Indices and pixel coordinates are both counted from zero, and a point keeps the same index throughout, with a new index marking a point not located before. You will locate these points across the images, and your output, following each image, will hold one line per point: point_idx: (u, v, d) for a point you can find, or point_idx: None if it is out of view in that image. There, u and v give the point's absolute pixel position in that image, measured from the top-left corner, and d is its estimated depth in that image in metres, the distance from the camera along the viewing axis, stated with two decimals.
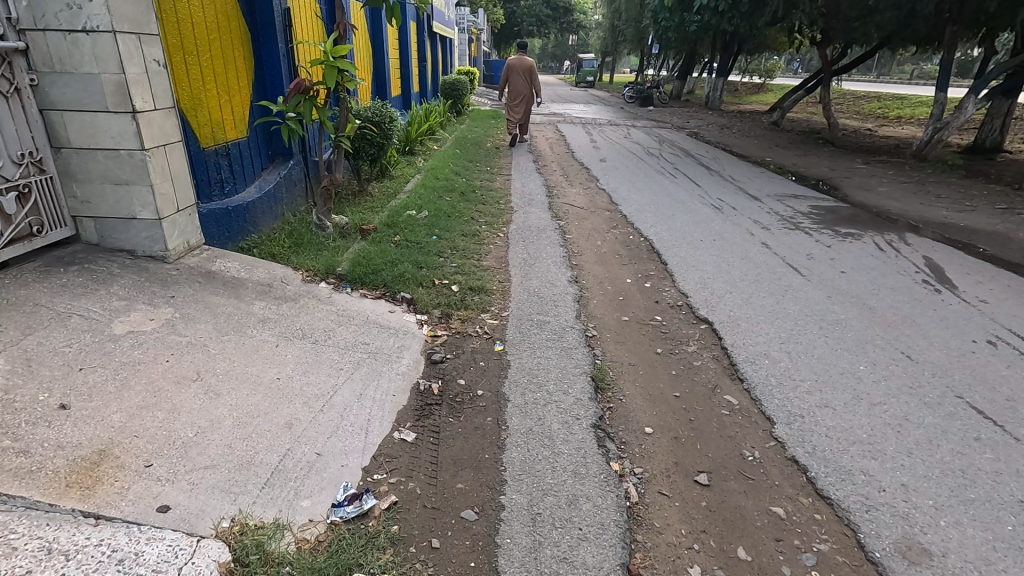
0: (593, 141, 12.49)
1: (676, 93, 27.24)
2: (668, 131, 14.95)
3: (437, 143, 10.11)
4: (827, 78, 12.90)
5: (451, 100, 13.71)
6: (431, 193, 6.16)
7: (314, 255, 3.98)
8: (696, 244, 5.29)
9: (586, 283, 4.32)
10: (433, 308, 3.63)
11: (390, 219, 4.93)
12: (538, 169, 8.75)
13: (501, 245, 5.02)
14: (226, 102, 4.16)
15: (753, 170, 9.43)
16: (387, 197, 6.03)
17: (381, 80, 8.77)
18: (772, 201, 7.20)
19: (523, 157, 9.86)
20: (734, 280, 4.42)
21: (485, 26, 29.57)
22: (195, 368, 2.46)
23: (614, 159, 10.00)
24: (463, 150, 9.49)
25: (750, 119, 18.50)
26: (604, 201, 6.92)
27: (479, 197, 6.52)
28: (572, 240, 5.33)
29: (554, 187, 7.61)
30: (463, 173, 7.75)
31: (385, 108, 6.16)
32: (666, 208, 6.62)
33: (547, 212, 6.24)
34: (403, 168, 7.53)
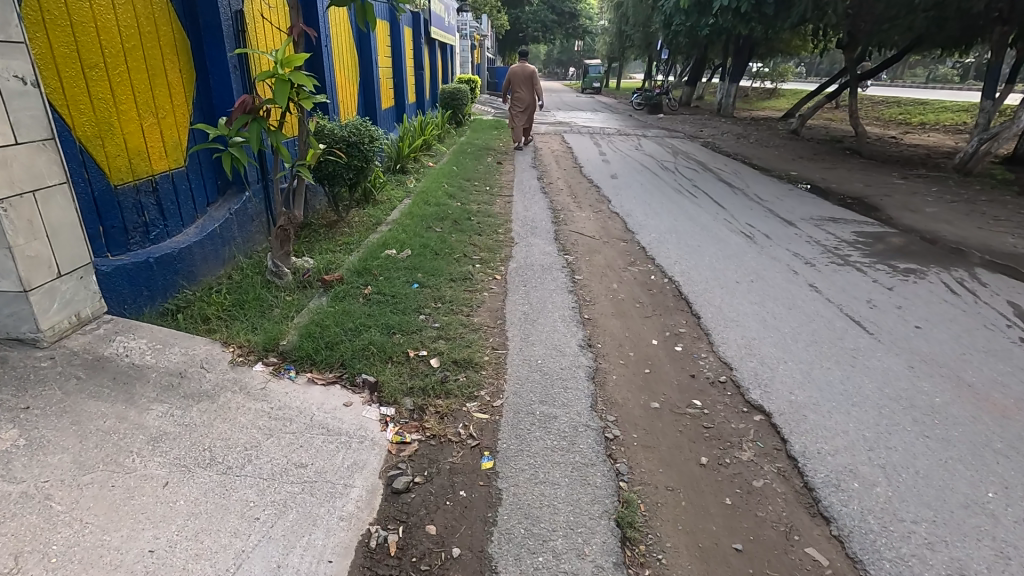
0: (603, 153, 11.64)
1: (686, 100, 26.38)
2: (682, 141, 14.09)
3: (433, 158, 9.29)
4: (854, 83, 12.00)
5: (450, 110, 12.93)
6: (418, 224, 5.32)
7: (256, 320, 3.13)
8: (732, 288, 4.41)
9: (601, 348, 3.46)
10: (403, 396, 2.77)
11: (362, 262, 4.09)
12: (543, 189, 7.92)
13: (498, 291, 4.18)
14: (152, 126, 3.34)
15: (781, 187, 8.54)
16: (365, 229, 5.17)
17: (368, 91, 7.98)
18: (810, 227, 6.31)
19: (527, 173, 9.02)
20: (787, 343, 3.54)
21: (489, 33, 28.90)
22: (16, 549, 1.63)
23: (626, 174, 9.15)
24: (460, 167, 8.67)
25: (767, 127, 17.60)
26: (617, 229, 6.06)
27: (475, 227, 5.67)
28: (582, 284, 4.48)
29: (561, 210, 6.76)
30: (459, 196, 6.90)
31: (365, 126, 5.31)
32: (691, 237, 5.73)
33: (554, 244, 5.40)
34: (391, 192, 6.70)
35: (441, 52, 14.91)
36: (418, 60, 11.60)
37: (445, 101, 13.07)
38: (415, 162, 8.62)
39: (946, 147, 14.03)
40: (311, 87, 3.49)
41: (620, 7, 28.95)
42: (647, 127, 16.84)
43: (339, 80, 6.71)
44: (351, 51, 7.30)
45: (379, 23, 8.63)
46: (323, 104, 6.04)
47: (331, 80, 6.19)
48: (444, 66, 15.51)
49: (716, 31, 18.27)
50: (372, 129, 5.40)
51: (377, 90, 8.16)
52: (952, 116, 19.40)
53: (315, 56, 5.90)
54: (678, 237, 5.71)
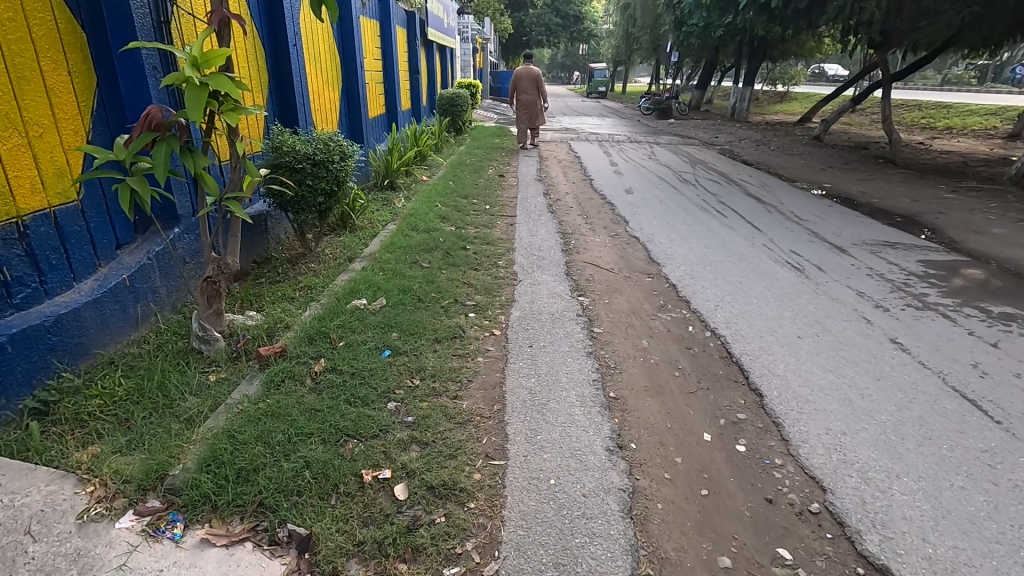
0: (614, 162, 10.70)
1: (696, 104, 25.45)
2: (697, 149, 13.17)
3: (427, 171, 8.39)
4: (886, 83, 11.05)
5: (449, 117, 12.05)
6: (401, 259, 4.40)
7: (149, 428, 2.22)
8: (795, 349, 3.45)
9: (636, 451, 2.52)
10: (348, 559, 1.82)
11: (318, 319, 3.16)
12: (550, 207, 7.00)
13: (496, 355, 3.25)
14: (17, 150, 2.43)
15: (818, 204, 7.59)
16: (335, 266, 4.25)
17: (353, 97, 7.09)
18: (866, 255, 5.35)
19: (532, 187, 8.10)
20: (890, 440, 2.58)
21: (491, 36, 28.08)
22: None
23: (642, 188, 8.23)
24: (458, 182, 7.76)
25: (785, 133, 16.64)
26: (639, 259, 5.13)
27: (470, 260, 4.75)
28: (603, 340, 3.54)
29: (571, 235, 5.83)
30: (454, 218, 5.98)
31: (335, 141, 4.39)
32: (730, 271, 4.78)
33: (565, 282, 4.47)
34: (375, 215, 5.78)
35: (439, 55, 14.04)
36: (413, 64, 10.73)
37: (443, 107, 12.18)
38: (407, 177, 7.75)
39: (982, 154, 13.06)
40: (236, 99, 2.56)
41: (626, 8, 28.05)
42: (658, 133, 15.90)
43: (314, 88, 5.84)
44: (331, 51, 6.42)
45: (367, 21, 7.75)
46: (292, 115, 5.15)
47: (302, 85, 5.31)
48: (443, 70, 14.62)
49: (730, 31, 17.31)
50: (346, 144, 4.50)
51: (364, 97, 7.30)
52: (979, 119, 18.41)
53: (280, 59, 5.00)
54: (714, 271, 4.75)
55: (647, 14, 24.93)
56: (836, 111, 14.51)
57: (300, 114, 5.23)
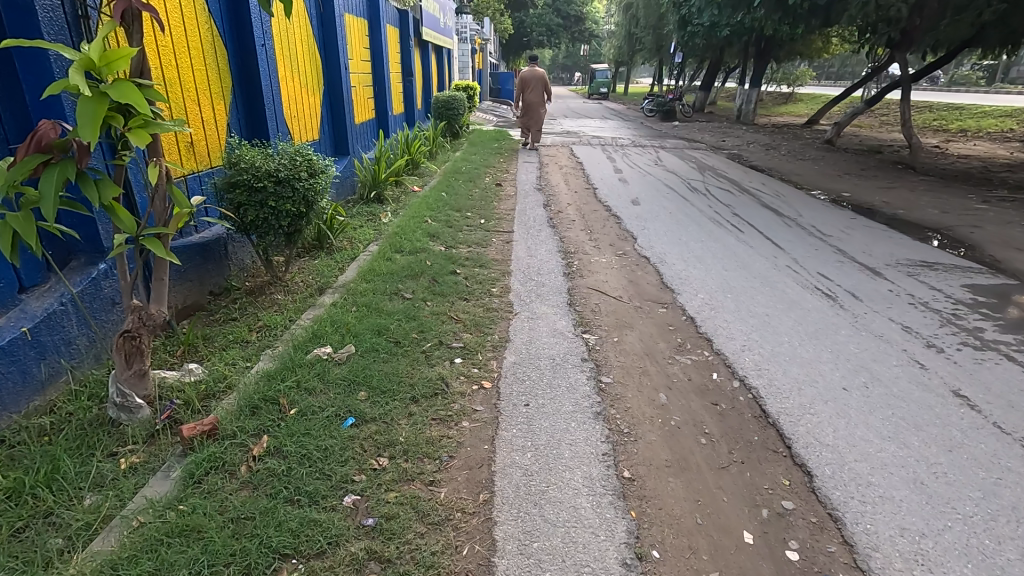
0: (619, 169, 10.15)
1: (700, 105, 24.89)
2: (705, 153, 12.61)
3: (419, 181, 7.85)
4: (905, 84, 10.47)
5: (444, 121, 11.51)
6: (380, 290, 3.84)
7: (13, 553, 1.67)
8: (843, 406, 2.89)
9: (661, 563, 1.96)
10: None
11: (268, 378, 2.61)
12: (550, 221, 6.45)
13: (485, 419, 2.69)
14: None
15: (841, 216, 7.02)
16: (303, 299, 3.70)
17: (337, 101, 6.53)
18: (903, 279, 4.78)
19: (531, 198, 7.55)
20: (986, 549, 2.02)
21: (490, 37, 27.54)
22: None
23: (649, 199, 7.67)
24: (451, 193, 7.22)
25: (794, 136, 16.08)
26: (650, 285, 4.57)
27: (460, 289, 4.20)
28: (612, 393, 2.99)
29: (574, 255, 5.28)
30: (445, 236, 5.43)
31: (303, 156, 3.83)
32: (755, 301, 4.21)
33: (568, 315, 3.92)
34: (356, 233, 5.23)
35: (435, 56, 13.48)
36: (406, 66, 10.22)
37: (438, 111, 11.62)
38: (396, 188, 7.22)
39: (1004, 159, 12.48)
40: (144, 114, 1.95)
41: (629, 8, 27.49)
42: (664, 137, 15.34)
43: (289, 93, 5.29)
44: (311, 51, 5.87)
45: (352, 20, 7.20)
46: (261, 124, 4.60)
47: (273, 90, 4.76)
48: (439, 72, 14.06)
49: (737, 31, 16.73)
50: (317, 159, 3.95)
51: (349, 102, 6.75)
52: (994, 120, 17.83)
53: (247, 61, 4.46)
54: (736, 301, 4.19)
55: (650, 13, 24.37)
56: (848, 113, 13.93)
57: (271, 123, 4.69)
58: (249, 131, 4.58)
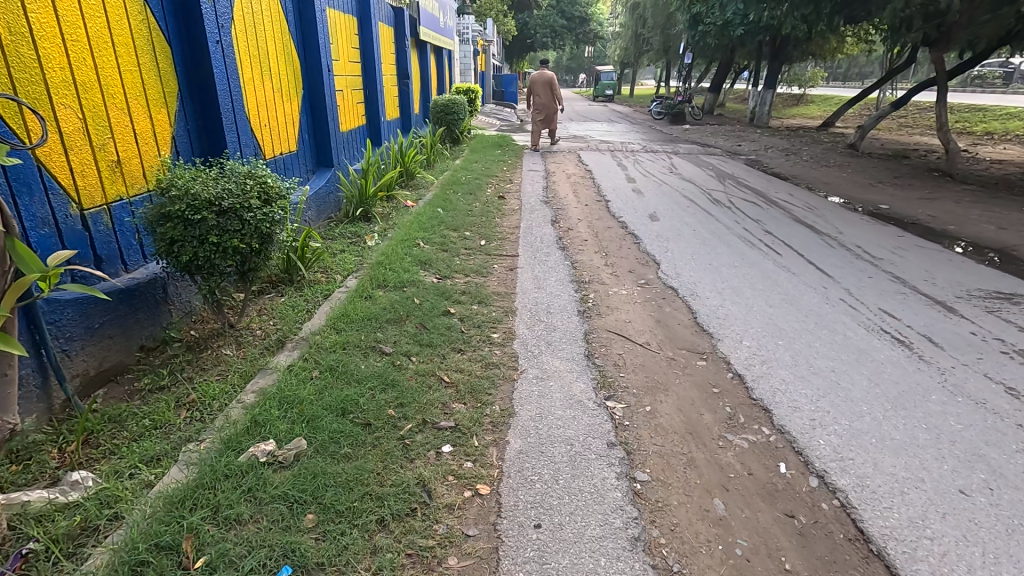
0: (631, 178, 9.39)
1: (709, 108, 24.14)
2: (721, 159, 11.83)
3: (413, 194, 7.12)
4: (942, 82, 9.67)
5: (443, 126, 10.79)
6: (353, 346, 3.10)
7: None
8: (969, 524, 2.11)
9: None
10: None
11: (171, 503, 1.86)
12: (559, 241, 5.70)
13: (480, 552, 1.94)
14: None
15: (886, 233, 6.24)
16: (255, 358, 2.95)
17: (319, 106, 5.78)
18: (984, 317, 4.00)
19: (538, 213, 6.80)
20: None
21: (494, 39, 26.84)
22: None
23: (669, 213, 6.92)
24: (448, 208, 6.48)
25: (813, 140, 15.29)
26: (683, 328, 3.81)
27: (453, 337, 3.45)
28: (652, 501, 2.23)
29: (589, 285, 4.52)
30: (439, 262, 4.70)
31: (258, 178, 3.08)
32: (813, 350, 3.44)
33: (586, 372, 3.17)
34: (335, 261, 4.50)
35: (435, 58, 12.78)
36: (401, 68, 9.51)
37: (437, 115, 10.91)
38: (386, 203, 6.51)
39: None
40: None
41: (636, 9, 26.74)
42: (675, 141, 14.58)
43: (256, 97, 4.53)
44: (286, 51, 5.13)
45: (338, 15, 6.46)
46: (217, 134, 3.85)
47: (233, 94, 4.00)
48: (439, 74, 13.34)
49: (752, 29, 15.95)
50: (276, 182, 3.18)
51: (333, 107, 6.01)
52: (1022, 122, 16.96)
53: (198, 58, 3.68)
54: (791, 351, 3.42)
55: (659, 13, 23.60)
56: (873, 116, 13.11)
57: (229, 133, 3.93)
58: (200, 143, 3.82)
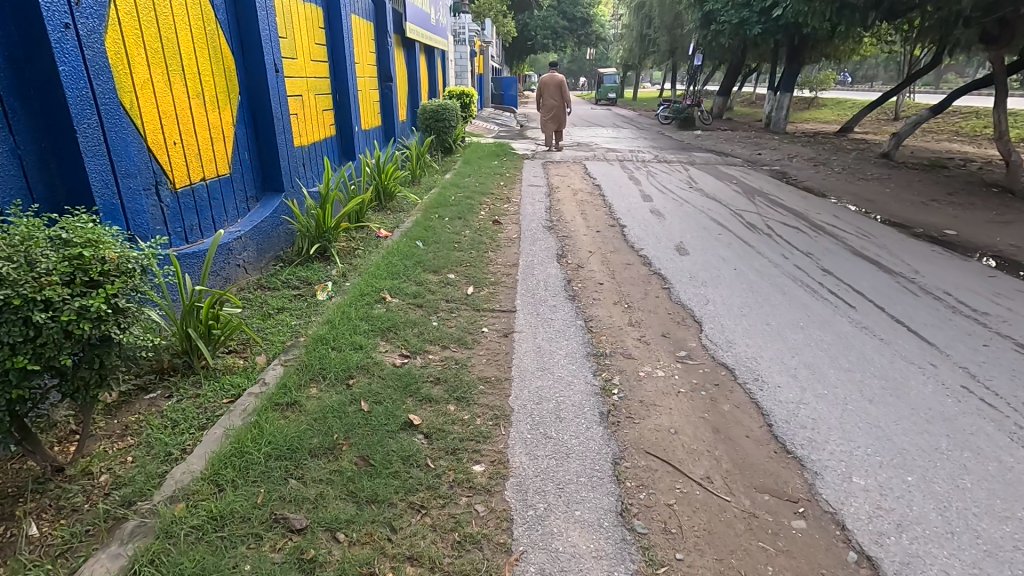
0: (646, 194, 8.18)
1: (719, 112, 22.97)
2: (744, 171, 10.61)
3: (390, 220, 5.92)
4: (1003, 85, 8.44)
5: (433, 134, 9.63)
6: (237, 520, 1.91)
7: None
8: None
9: None
10: None
11: None
12: (565, 287, 4.50)
13: None
14: None
15: (972, 271, 5.03)
16: (62, 554, 1.75)
17: (264, 117, 4.54)
18: None
19: (540, 244, 5.61)
20: None
21: (492, 40, 25.68)
22: None
23: (698, 243, 5.71)
24: (431, 239, 5.27)
25: (837, 147, 14.10)
26: (754, 446, 2.60)
27: (413, 477, 2.25)
28: None
29: (611, 363, 3.32)
30: (407, 327, 3.49)
31: (82, 246, 1.86)
32: (968, 500, 2.24)
33: (622, 556, 1.96)
34: (261, 331, 3.29)
35: (425, 58, 11.58)
36: (383, 71, 8.33)
37: (426, 122, 9.70)
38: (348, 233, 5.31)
39: None
40: None
41: (641, 8, 25.57)
42: (689, 149, 13.42)
43: (156, 108, 3.32)
44: (211, 45, 3.91)
45: (293, 3, 5.26)
46: (73, 162, 2.62)
47: (103, 102, 2.77)
48: (430, 75, 12.12)
49: (770, 28, 14.79)
50: (121, 247, 1.96)
51: (284, 118, 4.79)
52: None
53: (35, 50, 2.47)
54: (935, 503, 2.22)
55: (666, 12, 22.43)
56: (909, 122, 11.89)
57: (94, 159, 2.70)
58: (46, 175, 2.59)
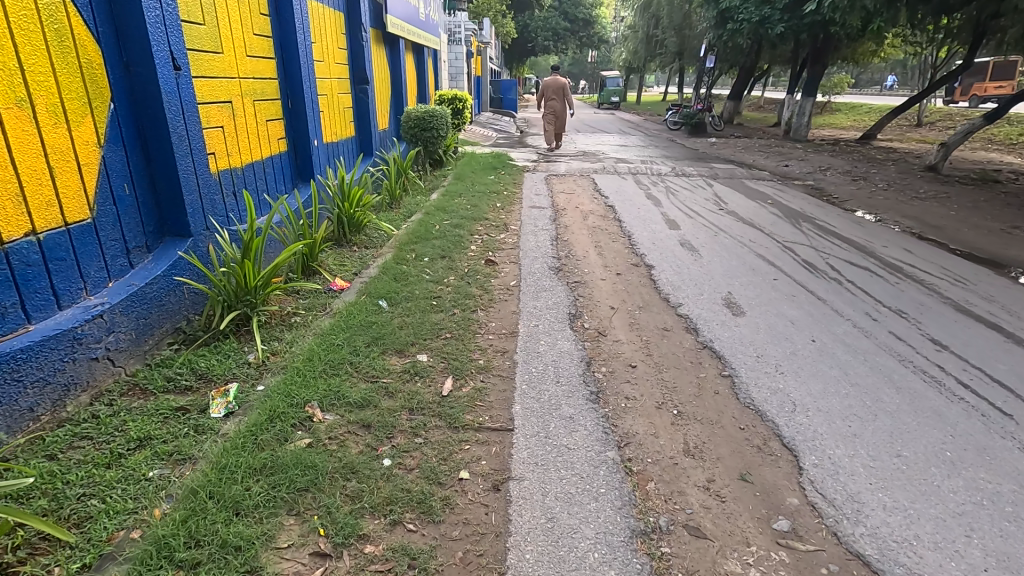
0: (671, 219, 6.84)
1: (730, 117, 21.71)
2: (777, 188, 9.28)
3: (351, 263, 4.58)
4: None
5: (420, 144, 8.29)
6: None
7: None
8: None
9: None
10: None
11: None
12: (583, 376, 3.17)
13: None
14: None
15: None
16: None
17: (159, 133, 3.19)
18: None
19: (546, 297, 4.28)
20: None
21: (491, 40, 24.43)
22: None
23: (752, 297, 4.36)
24: (401, 296, 3.95)
25: (871, 159, 12.79)
26: None
27: None
28: None
29: (672, 555, 1.99)
30: (335, 484, 2.16)
31: None
32: None
33: None
34: (80, 505, 1.94)
35: (412, 57, 10.27)
36: (358, 73, 7.01)
37: (411, 131, 8.35)
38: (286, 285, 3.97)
39: None
40: None
41: (648, 8, 24.35)
42: (707, 160, 12.11)
43: None
44: (51, 26, 2.55)
45: None
46: None
47: None
48: (419, 77, 10.80)
49: (794, 27, 13.56)
50: None
51: (193, 133, 3.44)
52: None
53: None
54: None
55: (676, 10, 21.27)
56: (957, 131, 10.58)
57: None
58: None
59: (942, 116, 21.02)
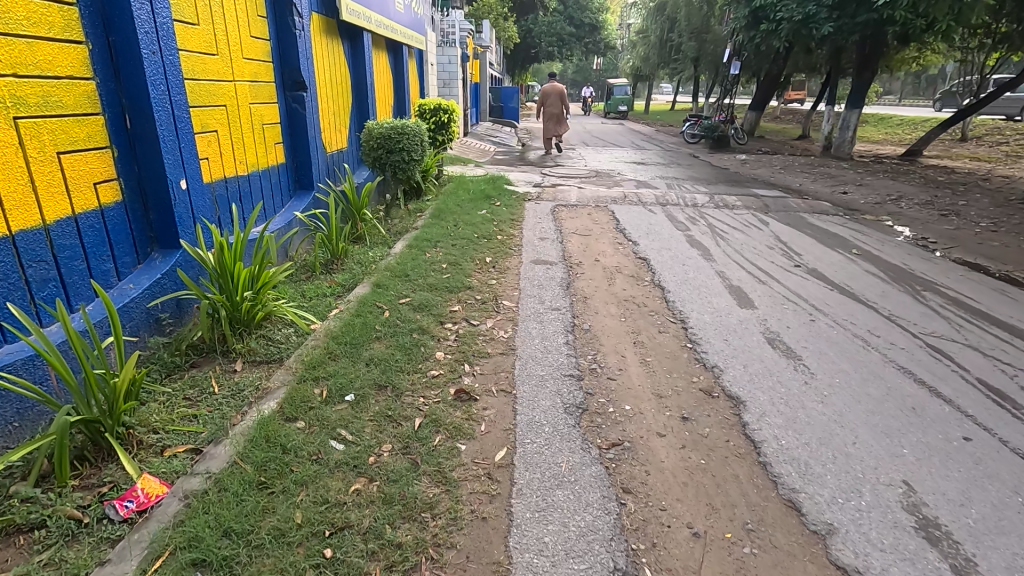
0: (735, 286, 4.74)
1: (752, 130, 19.76)
2: (850, 226, 7.22)
3: (201, 418, 2.49)
4: None
5: (390, 169, 6.21)
6: None
7: None
8: None
9: None
10: None
11: None
12: None
13: None
14: None
15: None
16: None
17: None
18: None
19: (561, 506, 2.20)
20: None
21: (492, 44, 22.57)
22: None
23: (956, 503, 2.27)
24: (258, 533, 1.88)
25: (940, 184, 10.73)
26: None
27: None
28: None
29: None
30: None
31: None
32: None
33: None
34: None
35: (386, 57, 8.25)
36: (289, 74, 4.94)
37: (374, 155, 6.20)
38: (6, 511, 1.90)
39: None
40: None
41: (663, 10, 22.45)
42: (746, 185, 10.07)
43: None
44: None
45: None
46: None
47: None
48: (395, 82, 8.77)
49: (845, 28, 11.68)
50: None
51: None
52: None
53: None
54: None
55: (696, 12, 19.44)
56: None
57: None
58: None
59: (990, 130, 18.99)
